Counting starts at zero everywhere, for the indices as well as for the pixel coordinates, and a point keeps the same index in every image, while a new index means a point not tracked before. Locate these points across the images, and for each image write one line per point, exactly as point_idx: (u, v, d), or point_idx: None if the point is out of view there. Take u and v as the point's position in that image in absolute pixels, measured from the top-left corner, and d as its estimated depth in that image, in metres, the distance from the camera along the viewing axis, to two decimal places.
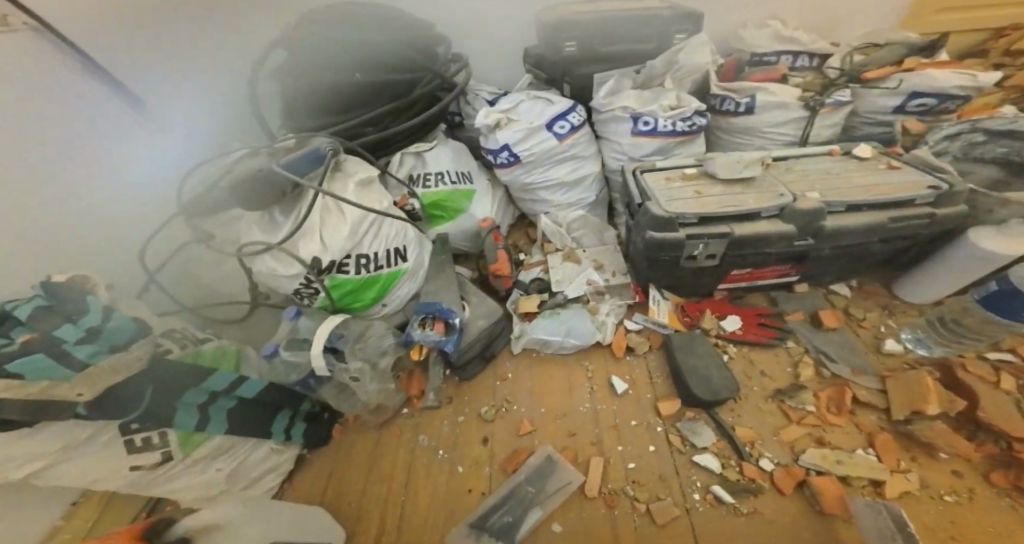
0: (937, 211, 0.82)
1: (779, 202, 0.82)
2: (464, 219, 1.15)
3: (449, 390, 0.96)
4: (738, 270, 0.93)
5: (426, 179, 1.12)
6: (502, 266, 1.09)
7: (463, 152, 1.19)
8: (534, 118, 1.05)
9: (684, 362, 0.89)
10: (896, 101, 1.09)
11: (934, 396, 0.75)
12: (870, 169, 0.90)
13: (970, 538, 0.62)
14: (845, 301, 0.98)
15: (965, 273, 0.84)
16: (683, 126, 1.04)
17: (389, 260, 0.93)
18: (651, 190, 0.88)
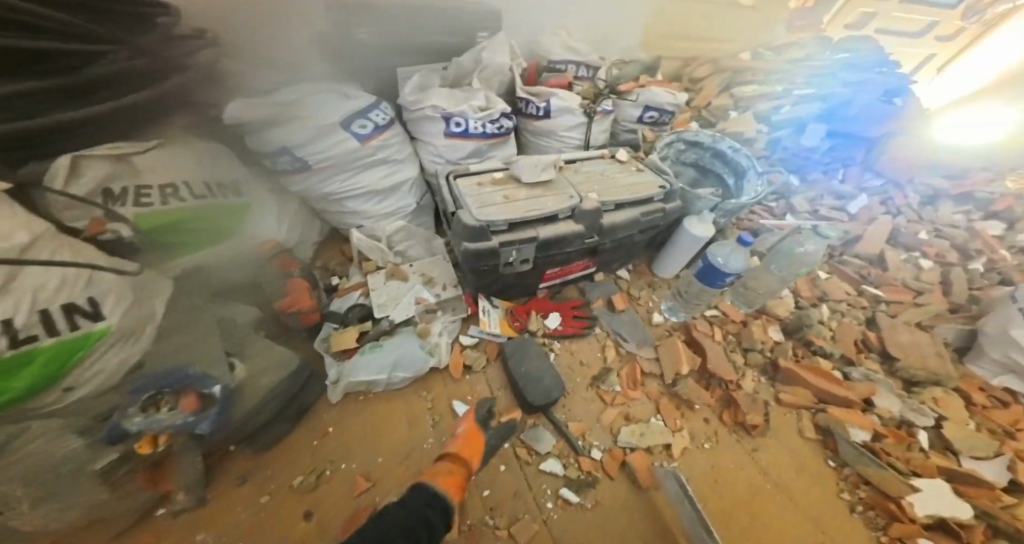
0: (667, 206, 0.90)
1: (570, 203, 0.80)
2: (231, 244, 0.87)
3: (240, 466, 0.77)
4: (552, 268, 0.92)
5: (139, 191, 0.74)
6: (300, 299, 0.90)
7: (221, 155, 0.91)
8: (324, 114, 0.88)
9: (518, 370, 0.91)
10: (637, 111, 1.19)
11: (685, 358, 0.97)
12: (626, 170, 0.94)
13: (721, 478, 0.84)
14: (628, 283, 1.12)
15: (686, 251, 1.03)
16: (483, 130, 0.99)
17: (52, 322, 0.53)
18: (461, 195, 0.79)
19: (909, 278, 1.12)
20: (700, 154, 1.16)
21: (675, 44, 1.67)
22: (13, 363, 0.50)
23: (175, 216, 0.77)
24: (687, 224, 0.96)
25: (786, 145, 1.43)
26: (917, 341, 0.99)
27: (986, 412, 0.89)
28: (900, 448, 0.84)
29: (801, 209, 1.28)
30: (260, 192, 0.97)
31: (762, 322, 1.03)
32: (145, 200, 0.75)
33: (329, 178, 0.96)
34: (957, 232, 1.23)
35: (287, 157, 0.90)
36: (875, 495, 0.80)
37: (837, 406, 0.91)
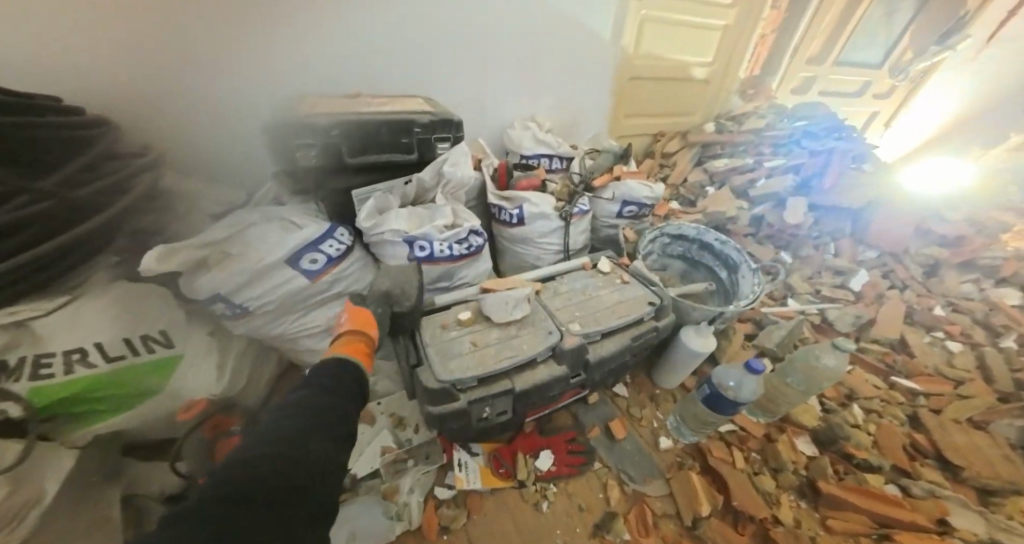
0: (660, 324, 0.81)
1: (549, 341, 0.72)
2: (151, 407, 0.73)
3: None
4: (536, 407, 0.80)
5: (38, 362, 0.62)
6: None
7: (150, 298, 0.76)
8: (263, 254, 0.79)
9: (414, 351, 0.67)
10: (615, 206, 1.12)
11: (704, 495, 0.80)
12: (608, 285, 0.85)
13: None
14: (627, 401, 1.00)
15: (687, 366, 0.92)
16: (447, 253, 0.90)
17: None
18: (424, 348, 0.70)
19: (940, 365, 1.02)
20: (687, 246, 1.09)
21: (637, 124, 1.72)
22: None
23: (82, 385, 0.65)
24: (684, 339, 0.86)
25: (770, 221, 1.37)
26: (978, 444, 0.84)
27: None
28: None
29: (802, 291, 1.20)
30: (198, 337, 0.81)
31: (789, 437, 0.88)
32: (44, 371, 0.63)
33: (277, 321, 0.86)
34: (973, 304, 1.17)
35: (221, 304, 0.79)
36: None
37: (904, 533, 0.73)
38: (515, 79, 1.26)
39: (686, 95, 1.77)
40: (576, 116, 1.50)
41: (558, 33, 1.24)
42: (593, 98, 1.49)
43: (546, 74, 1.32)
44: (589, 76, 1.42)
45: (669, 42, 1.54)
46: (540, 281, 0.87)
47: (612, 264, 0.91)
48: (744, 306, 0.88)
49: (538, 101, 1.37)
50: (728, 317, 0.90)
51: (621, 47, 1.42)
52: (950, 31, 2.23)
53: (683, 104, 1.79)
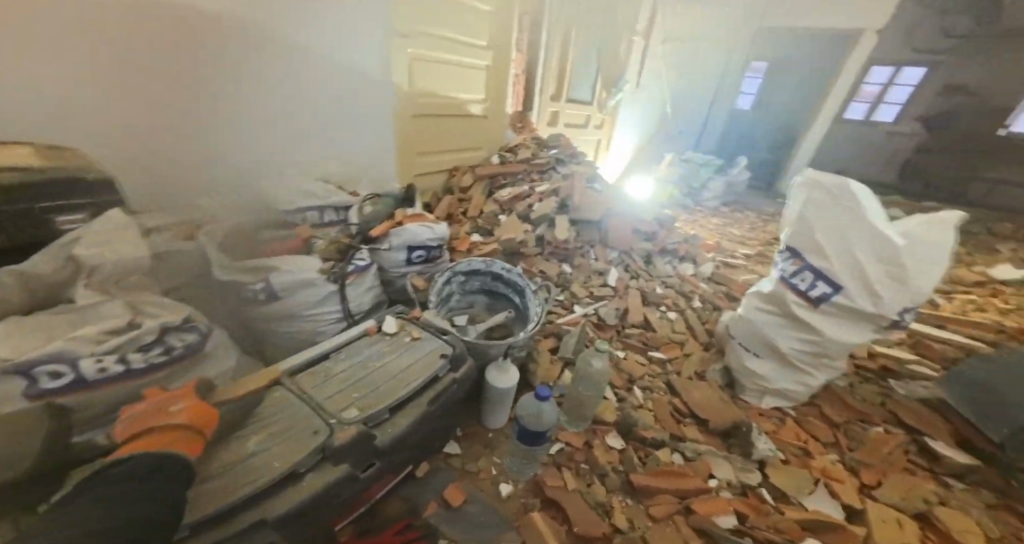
0: (459, 375, 0.74)
1: (314, 447, 0.56)
2: None
3: None
4: (338, 515, 0.63)
5: None
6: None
7: None
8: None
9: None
10: (401, 255, 1.01)
11: (551, 535, 0.76)
12: (398, 350, 0.74)
13: None
14: (461, 457, 0.90)
15: (504, 403, 0.90)
16: (117, 370, 0.59)
17: None
18: None
19: (670, 333, 1.35)
20: (483, 280, 1.08)
21: (426, 160, 1.67)
22: None
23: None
24: (494, 378, 0.84)
25: (549, 239, 1.55)
26: (706, 394, 1.11)
27: (780, 437, 1.02)
28: (765, 519, 0.83)
29: (581, 295, 1.40)
30: None
31: (602, 439, 0.96)
32: None
33: None
34: (676, 280, 1.63)
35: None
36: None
37: (697, 499, 0.86)
38: (282, 133, 1.13)
39: (465, 129, 1.83)
40: (364, 163, 1.37)
41: (300, 62, 1.09)
42: (344, 135, 1.28)
43: (305, 118, 1.16)
44: (376, 120, 1.36)
45: (437, 80, 1.57)
46: (306, 367, 0.69)
47: (399, 322, 0.80)
48: (530, 332, 0.91)
49: (316, 158, 1.23)
50: (523, 344, 0.92)
51: (394, 83, 1.37)
52: (619, 77, 3.17)
53: (463, 139, 1.84)
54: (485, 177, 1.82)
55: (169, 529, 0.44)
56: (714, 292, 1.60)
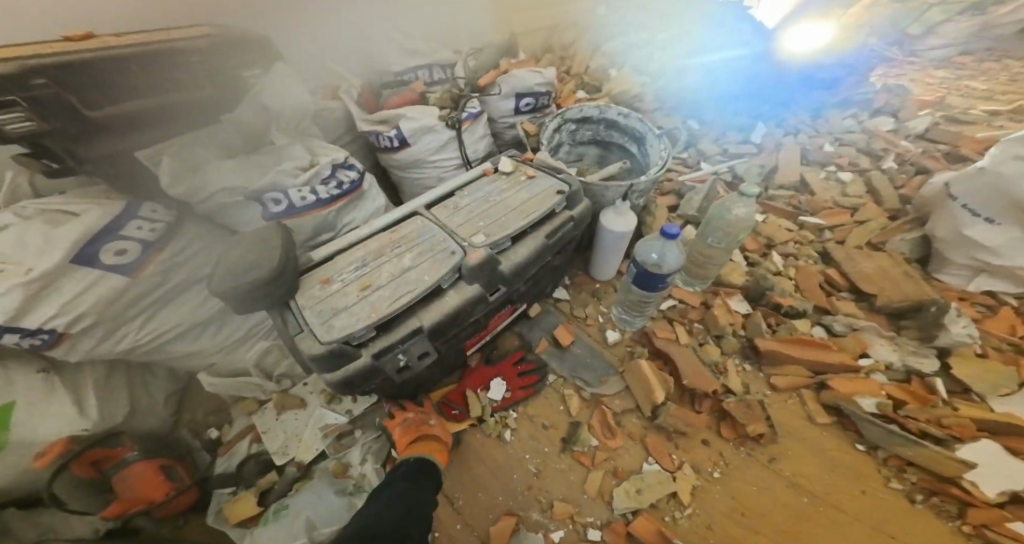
0: (575, 212, 0.76)
1: (452, 264, 0.64)
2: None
3: None
4: (470, 337, 0.74)
5: None
6: (153, 489, 0.66)
7: None
8: (25, 264, 0.52)
9: (325, 328, 0.56)
10: (510, 102, 1.01)
11: (657, 383, 0.78)
12: (513, 186, 0.77)
13: (751, 509, 0.67)
14: (570, 306, 0.95)
15: (617, 254, 0.90)
16: (311, 200, 0.75)
17: None
18: (305, 316, 0.58)
19: (838, 198, 1.09)
20: (596, 129, 1.01)
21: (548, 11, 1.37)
22: None
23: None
24: (607, 223, 0.82)
25: (672, 93, 1.36)
26: (881, 266, 0.91)
27: (987, 329, 0.80)
28: (926, 411, 0.70)
29: (712, 153, 1.21)
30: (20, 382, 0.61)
31: (723, 300, 0.89)
32: None
33: (118, 332, 0.65)
34: (856, 135, 1.26)
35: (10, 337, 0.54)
36: (924, 478, 0.66)
37: (836, 377, 0.76)
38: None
39: None
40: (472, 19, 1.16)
41: None
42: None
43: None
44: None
45: None
46: (435, 203, 0.76)
47: (513, 161, 0.81)
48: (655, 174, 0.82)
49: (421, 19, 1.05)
50: (642, 189, 0.86)
51: None
52: None
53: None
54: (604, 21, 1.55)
55: (359, 321, 0.56)
56: (924, 151, 1.18)
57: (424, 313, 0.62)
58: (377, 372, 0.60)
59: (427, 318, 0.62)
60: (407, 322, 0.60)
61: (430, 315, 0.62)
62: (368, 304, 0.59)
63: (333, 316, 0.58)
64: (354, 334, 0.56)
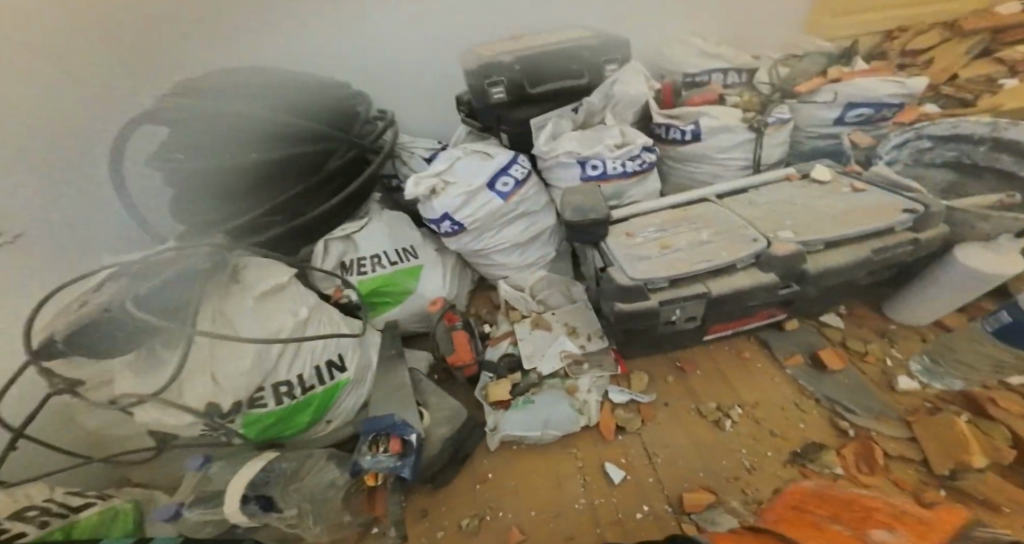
0: (920, 236, 0.77)
1: (754, 249, 0.73)
2: (412, 303, 0.99)
3: (417, 503, 0.86)
4: (720, 322, 0.84)
5: (360, 264, 0.98)
6: (464, 351, 0.93)
7: (401, 223, 1.06)
8: (469, 182, 0.97)
9: (632, 268, 0.73)
10: (834, 112, 1.05)
11: (977, 446, 0.72)
12: (830, 193, 0.87)
13: None
14: (840, 333, 0.97)
15: (955, 291, 0.83)
16: (606, 170, 0.96)
17: (320, 377, 0.75)
18: (613, 253, 0.77)
19: None
20: (961, 150, 0.98)
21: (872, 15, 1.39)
22: (301, 404, 0.73)
23: (282, 414, 0.70)
24: (961, 256, 0.78)
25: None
26: None
27: None
28: None
29: None
30: (430, 251, 1.05)
31: None
32: (363, 271, 0.97)
33: (484, 235, 1.03)
34: None
35: (445, 223, 0.98)
36: None
37: None
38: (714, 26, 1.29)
39: None
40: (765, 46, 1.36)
41: None
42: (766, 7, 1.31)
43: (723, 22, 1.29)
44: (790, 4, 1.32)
45: None
46: (737, 191, 0.93)
47: (831, 173, 0.92)
48: None
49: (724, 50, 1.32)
50: None
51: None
52: None
53: None
54: (969, 38, 1.39)
55: (660, 273, 0.71)
56: None
57: (710, 280, 0.73)
58: (653, 321, 0.73)
59: (712, 288, 0.72)
60: (692, 284, 0.72)
61: (714, 287, 0.72)
62: (666, 264, 0.73)
63: (632, 264, 0.74)
64: (651, 280, 0.71)
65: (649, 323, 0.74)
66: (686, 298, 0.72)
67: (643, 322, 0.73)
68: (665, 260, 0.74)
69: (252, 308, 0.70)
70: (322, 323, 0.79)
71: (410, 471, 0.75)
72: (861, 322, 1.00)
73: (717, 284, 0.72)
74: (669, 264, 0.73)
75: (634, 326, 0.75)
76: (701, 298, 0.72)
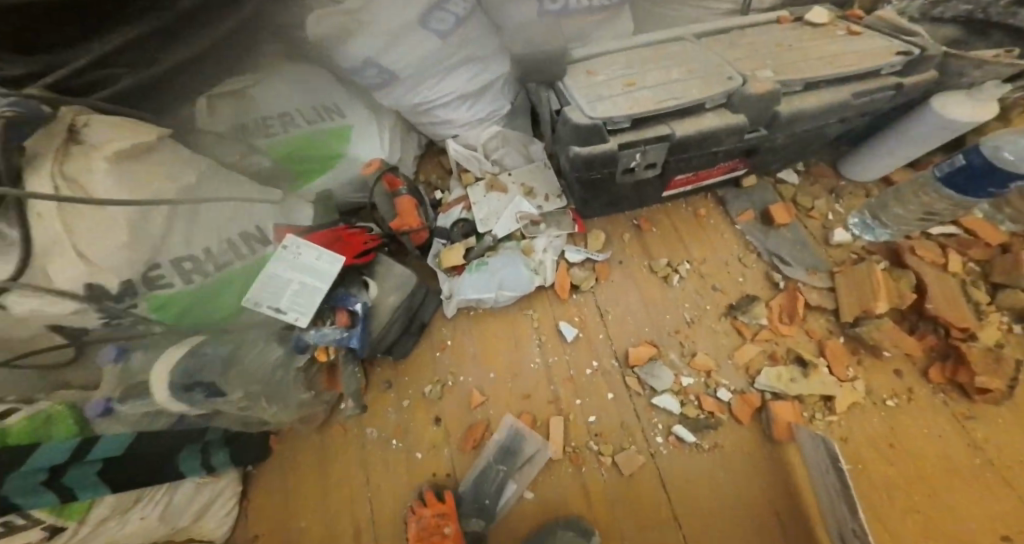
0: (905, 81, 0.71)
1: (728, 87, 0.67)
2: (343, 168, 0.89)
3: (382, 374, 0.89)
4: (683, 174, 0.84)
5: (266, 126, 0.83)
6: (412, 217, 0.87)
7: (314, 75, 0.89)
8: (390, 14, 0.73)
9: (592, 107, 0.65)
10: None
11: (885, 293, 0.78)
12: (820, 32, 0.77)
13: (900, 439, 0.71)
14: (793, 191, 0.96)
15: (916, 145, 0.82)
16: (577, 5, 0.79)
17: (231, 251, 0.68)
18: (568, 91, 0.69)
19: None
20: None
21: None
22: (223, 281, 0.68)
23: (198, 293, 0.65)
24: (938, 106, 0.73)
25: None
26: None
27: None
28: None
29: None
30: (357, 108, 0.91)
31: None
32: (271, 133, 0.83)
33: (422, 85, 0.87)
34: None
35: (372, 68, 0.80)
36: None
37: None
38: None
39: None
40: None
41: None
42: None
43: None
44: None
45: None
46: (713, 35, 0.80)
47: (829, 17, 0.79)
48: None
49: None
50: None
51: None
52: None
53: None
54: None
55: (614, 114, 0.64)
56: None
57: (676, 125, 0.67)
58: (604, 164, 0.69)
59: (675, 131, 0.67)
60: (652, 128, 0.67)
61: (677, 129, 0.67)
62: (629, 105, 0.65)
63: (592, 106, 0.65)
64: (610, 122, 0.64)
65: (601, 166, 0.70)
66: (645, 139, 0.67)
67: (587, 167, 0.70)
68: (626, 100, 0.66)
69: (106, 171, 0.54)
70: (220, 191, 0.69)
71: (361, 339, 0.73)
72: (816, 181, 0.97)
73: (682, 126, 0.67)
74: (633, 103, 0.65)
75: (579, 170, 0.71)
76: (663, 139, 0.67)
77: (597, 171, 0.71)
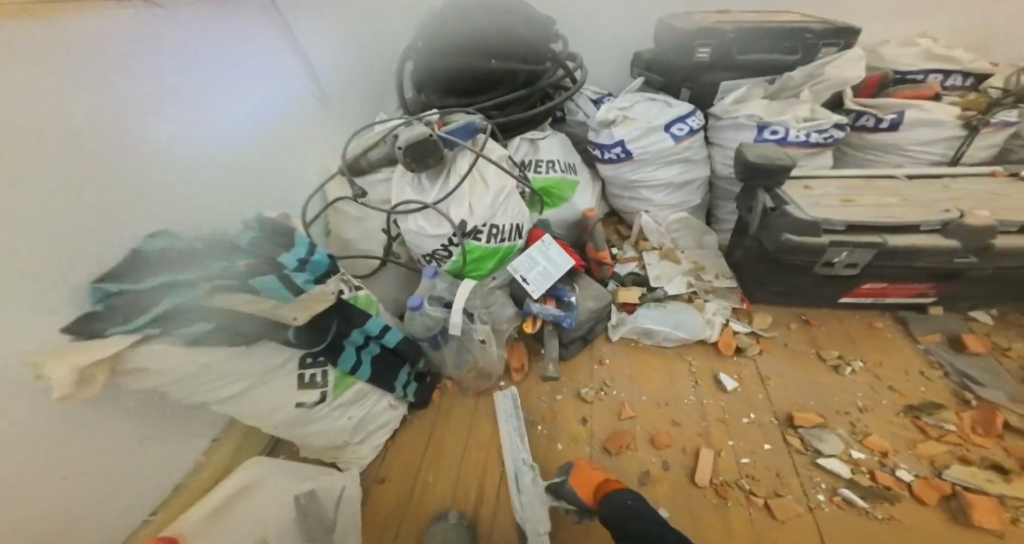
0: None
1: (944, 218, 0.82)
2: (568, 207, 1.27)
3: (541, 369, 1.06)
4: (873, 282, 0.94)
5: (536, 165, 1.25)
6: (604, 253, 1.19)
7: (570, 148, 1.34)
8: (650, 119, 1.15)
9: (811, 211, 0.86)
10: None
11: None
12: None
13: None
14: (987, 329, 1.00)
15: None
16: (794, 139, 1.04)
17: (510, 233, 1.06)
18: (785, 196, 0.92)
19: None
20: None
21: None
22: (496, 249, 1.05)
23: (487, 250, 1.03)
24: None
25: None
26: None
27: None
28: None
29: None
30: (586, 172, 1.37)
31: None
32: (538, 171, 1.24)
33: (649, 166, 1.20)
34: None
35: (615, 149, 1.18)
36: None
37: None
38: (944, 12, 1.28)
39: None
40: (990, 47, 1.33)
41: None
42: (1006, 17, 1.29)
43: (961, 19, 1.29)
44: None
45: None
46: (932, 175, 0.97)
47: None
48: None
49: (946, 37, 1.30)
50: None
51: None
52: None
53: None
54: None
55: (832, 220, 0.83)
56: None
57: (888, 237, 0.83)
58: (813, 254, 0.86)
59: (889, 242, 0.82)
60: (866, 235, 0.84)
61: (891, 241, 0.82)
62: (845, 218, 0.84)
63: (816, 212, 0.86)
64: (828, 224, 0.84)
65: (812, 254, 0.87)
66: (859, 242, 0.83)
67: (798, 253, 0.87)
68: (845, 214, 0.85)
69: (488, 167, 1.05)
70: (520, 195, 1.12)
71: (571, 320, 1.01)
72: (1007, 328, 1.00)
73: (892, 241, 0.82)
74: (853, 216, 0.85)
75: (788, 254, 0.89)
76: (876, 245, 0.82)
77: (807, 257, 0.88)
